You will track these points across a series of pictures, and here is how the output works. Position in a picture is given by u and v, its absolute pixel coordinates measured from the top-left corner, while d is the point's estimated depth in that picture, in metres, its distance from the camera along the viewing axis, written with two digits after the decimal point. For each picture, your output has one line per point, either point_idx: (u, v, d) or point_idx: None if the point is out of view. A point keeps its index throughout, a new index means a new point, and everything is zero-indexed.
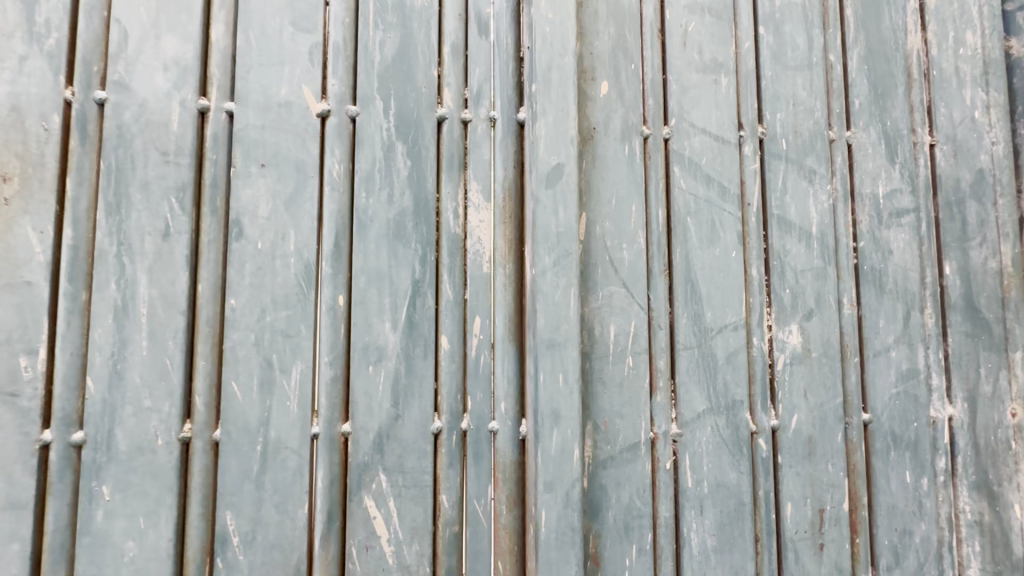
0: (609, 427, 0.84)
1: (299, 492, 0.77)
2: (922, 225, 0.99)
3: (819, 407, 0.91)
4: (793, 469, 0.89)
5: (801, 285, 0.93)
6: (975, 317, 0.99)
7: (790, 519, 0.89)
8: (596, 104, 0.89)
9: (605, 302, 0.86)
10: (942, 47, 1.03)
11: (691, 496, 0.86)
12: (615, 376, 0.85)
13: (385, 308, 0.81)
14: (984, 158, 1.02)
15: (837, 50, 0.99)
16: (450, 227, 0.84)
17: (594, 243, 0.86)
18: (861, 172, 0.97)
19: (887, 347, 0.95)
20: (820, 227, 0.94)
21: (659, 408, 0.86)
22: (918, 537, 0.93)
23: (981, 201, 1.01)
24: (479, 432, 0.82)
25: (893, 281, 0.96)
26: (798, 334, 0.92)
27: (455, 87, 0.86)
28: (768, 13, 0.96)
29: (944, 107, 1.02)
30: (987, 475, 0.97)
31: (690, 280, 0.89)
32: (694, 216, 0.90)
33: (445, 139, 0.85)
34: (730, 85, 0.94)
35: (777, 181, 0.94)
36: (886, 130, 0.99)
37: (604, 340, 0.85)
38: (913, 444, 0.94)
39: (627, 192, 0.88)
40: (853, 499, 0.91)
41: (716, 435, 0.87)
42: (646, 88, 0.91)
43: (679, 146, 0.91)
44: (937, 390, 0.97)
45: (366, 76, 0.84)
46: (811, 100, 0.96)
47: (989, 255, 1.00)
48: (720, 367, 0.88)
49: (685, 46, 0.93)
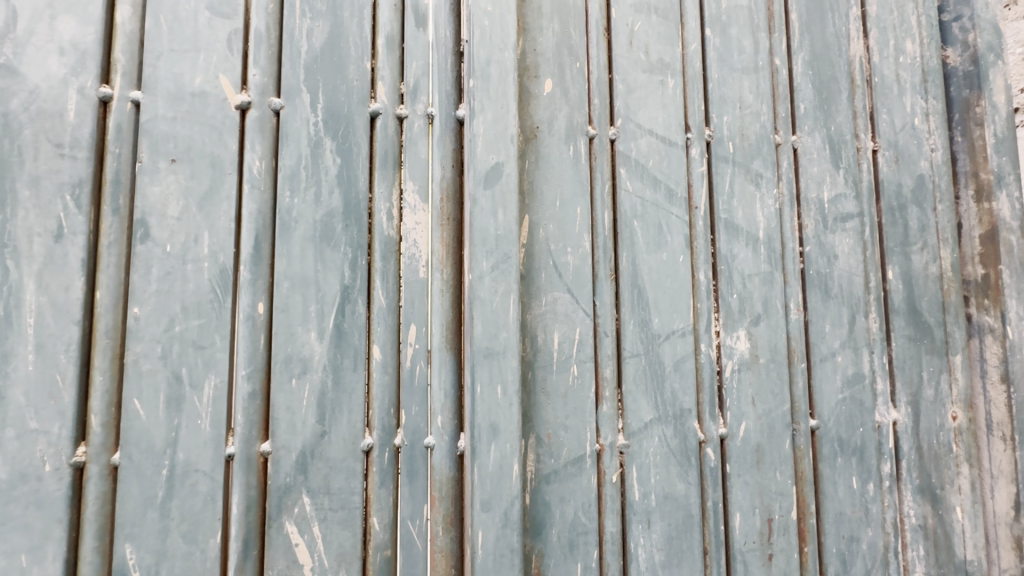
0: (553, 439, 0.80)
1: (211, 520, 0.70)
2: (866, 230, 0.99)
3: (767, 414, 0.90)
4: (741, 478, 0.87)
5: (748, 290, 0.91)
6: (918, 321, 1.00)
7: (739, 530, 0.86)
8: (540, 102, 0.86)
9: (548, 308, 0.82)
10: (884, 54, 1.04)
11: (638, 509, 0.83)
12: (560, 386, 0.81)
13: (311, 316, 0.75)
14: (924, 164, 1.04)
15: (783, 54, 0.98)
16: (384, 229, 0.79)
17: (538, 247, 0.83)
18: (806, 177, 0.97)
19: (833, 352, 0.94)
20: (766, 231, 0.93)
21: (605, 419, 0.83)
22: (866, 543, 0.92)
23: (921, 206, 1.03)
24: (414, 448, 0.76)
25: (839, 286, 0.96)
26: (745, 340, 0.90)
27: (389, 81, 0.81)
28: (714, 15, 0.95)
29: (886, 113, 1.03)
30: (930, 479, 0.97)
31: (637, 285, 0.86)
32: (640, 219, 0.88)
33: (379, 136, 0.80)
34: (677, 87, 0.92)
35: (724, 185, 0.92)
36: (831, 135, 0.99)
37: (548, 348, 0.81)
38: (859, 449, 0.94)
39: (572, 194, 0.85)
40: (801, 507, 0.90)
41: (663, 445, 0.85)
42: (592, 87, 0.89)
43: (626, 148, 0.89)
44: (882, 395, 0.97)
45: (292, 67, 0.78)
46: (757, 104, 0.96)
47: (929, 260, 1.02)
48: (668, 374, 0.86)
49: (631, 45, 0.91)
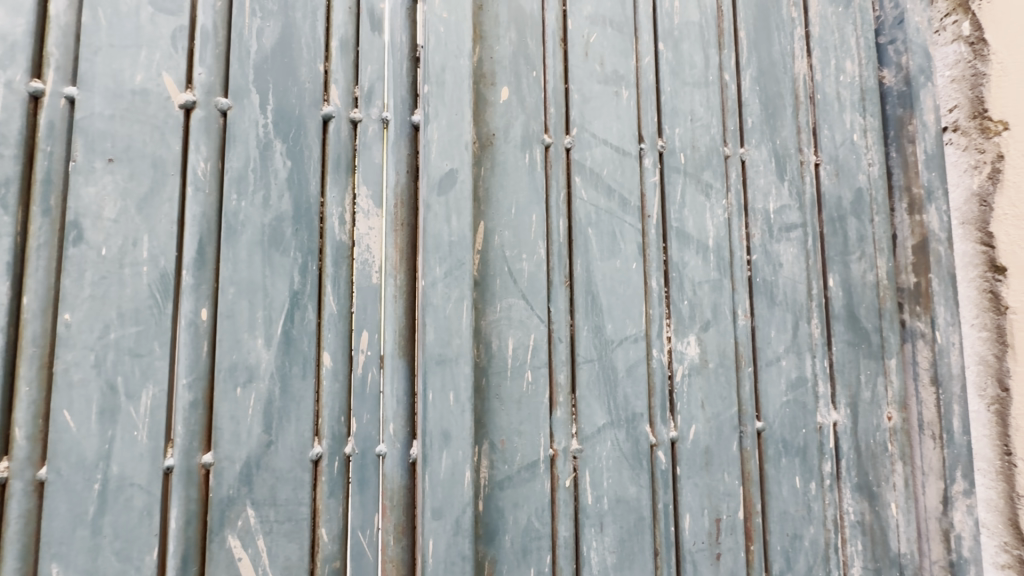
0: (507, 445, 0.80)
1: (147, 536, 0.67)
2: (808, 240, 1.04)
3: (716, 417, 0.92)
4: (690, 480, 0.90)
5: (698, 297, 0.94)
6: (856, 327, 1.05)
7: (689, 531, 0.89)
8: (496, 110, 0.86)
9: (503, 314, 0.83)
10: (826, 73, 1.10)
11: (591, 513, 0.84)
12: (514, 392, 0.81)
13: (257, 323, 0.73)
14: (862, 178, 1.10)
15: (731, 70, 1.02)
16: (336, 234, 0.78)
17: (493, 254, 0.83)
18: (753, 188, 1.01)
19: (778, 356, 0.98)
20: (716, 240, 0.96)
21: (559, 424, 0.84)
22: (808, 540, 0.96)
23: (860, 217, 1.08)
24: (365, 456, 0.75)
25: (784, 293, 1.00)
26: (695, 345, 0.93)
27: (343, 84, 0.80)
28: (667, 29, 0.99)
29: (828, 129, 1.08)
30: (868, 477, 1.02)
31: (591, 292, 0.88)
32: (595, 227, 0.89)
33: (331, 139, 0.79)
34: (631, 98, 0.94)
35: (676, 194, 0.95)
36: (776, 149, 1.04)
37: (502, 354, 0.82)
38: (802, 450, 0.98)
39: (528, 201, 0.86)
40: (748, 507, 0.93)
41: (616, 449, 0.86)
42: (548, 96, 0.90)
43: (581, 156, 0.90)
44: (823, 397, 1.01)
45: (240, 67, 0.76)
46: (707, 117, 0.99)
47: (866, 268, 1.07)
48: (621, 379, 0.87)
49: (586, 56, 0.93)
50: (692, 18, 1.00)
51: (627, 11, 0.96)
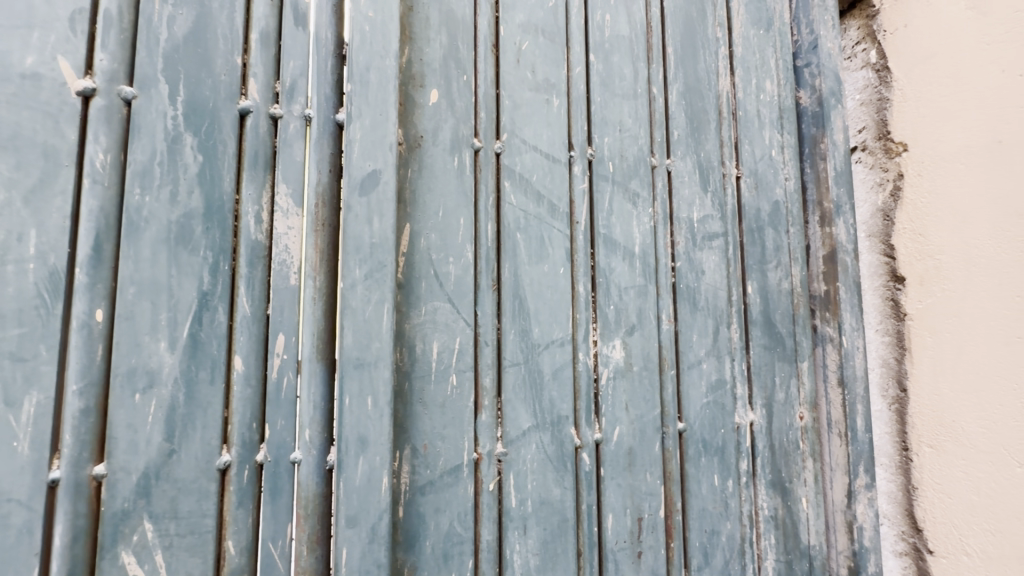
0: (429, 450, 0.80)
1: (25, 557, 0.61)
2: (729, 248, 1.09)
3: (639, 419, 0.95)
4: (614, 480, 0.92)
5: (624, 302, 0.97)
6: (772, 331, 1.11)
7: (611, 530, 0.91)
8: (424, 112, 0.86)
9: (427, 317, 0.82)
10: (747, 91, 1.16)
11: (514, 516, 0.84)
12: (437, 396, 0.81)
13: (161, 325, 0.69)
14: (779, 192, 1.17)
15: (659, 84, 1.06)
16: (251, 233, 0.75)
17: (418, 256, 0.83)
18: (678, 198, 1.05)
19: (699, 360, 1.02)
20: (642, 247, 1.00)
21: (483, 428, 0.84)
22: (724, 536, 1.01)
23: (776, 228, 1.15)
24: (278, 464, 0.72)
25: (705, 299, 1.05)
26: (620, 349, 0.95)
27: (263, 78, 0.78)
28: (598, 41, 1.01)
29: (748, 144, 1.15)
30: (781, 474, 1.08)
31: (518, 296, 0.88)
32: (523, 232, 0.90)
33: (249, 135, 0.76)
34: (562, 106, 0.96)
35: (604, 202, 0.98)
36: (700, 161, 1.08)
37: (426, 358, 0.81)
38: (720, 449, 1.02)
39: (455, 204, 0.86)
40: (668, 505, 0.96)
41: (540, 452, 0.87)
42: (478, 101, 0.90)
43: (511, 162, 0.91)
44: (741, 398, 1.06)
45: (148, 55, 0.72)
46: (635, 128, 1.03)
47: (782, 277, 1.14)
48: (546, 382, 0.89)
49: (518, 63, 0.94)
50: (622, 32, 1.04)
51: (559, 22, 0.98)
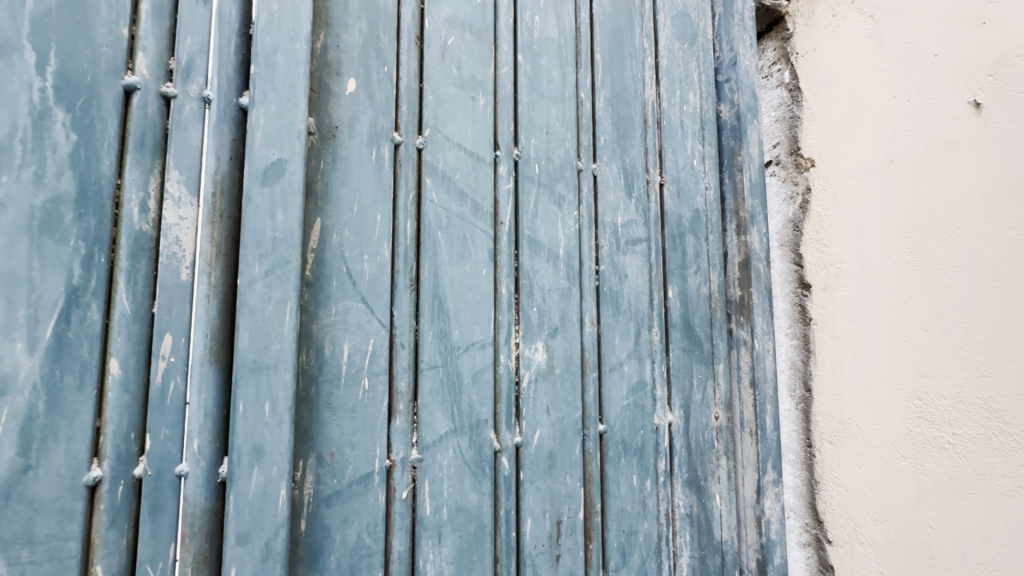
0: (336, 458, 0.75)
1: None
2: (651, 253, 1.11)
3: (560, 422, 0.95)
4: (533, 484, 0.91)
5: (547, 304, 0.96)
6: (690, 334, 1.15)
7: (529, 535, 0.90)
8: (340, 102, 0.82)
9: (338, 318, 0.78)
10: (671, 101, 1.20)
11: (429, 525, 0.81)
12: (347, 401, 0.77)
13: (17, 324, 0.61)
14: (699, 200, 1.21)
15: (587, 89, 1.08)
16: (135, 222, 0.67)
17: (329, 253, 0.78)
18: (604, 202, 1.07)
19: (621, 362, 1.04)
20: (566, 250, 1.00)
21: (397, 433, 0.80)
22: (642, 535, 1.02)
23: (696, 235, 1.19)
24: (160, 478, 0.65)
25: (627, 302, 1.07)
26: (542, 351, 0.95)
27: (154, 53, 0.70)
28: (527, 42, 1.01)
29: (672, 153, 1.18)
30: (696, 472, 1.12)
31: (438, 296, 0.86)
32: (445, 231, 0.88)
33: (135, 114, 0.69)
34: (488, 105, 0.95)
35: (529, 203, 0.97)
36: (625, 167, 1.11)
37: (335, 360, 0.77)
38: (639, 450, 1.04)
39: (372, 200, 0.82)
40: (588, 507, 0.97)
41: (458, 457, 0.85)
42: (400, 94, 0.87)
43: (433, 158, 0.88)
44: (660, 399, 1.09)
45: (11, 16, 0.63)
46: (562, 131, 1.03)
47: (700, 282, 1.18)
48: (465, 386, 0.86)
49: (443, 58, 0.91)
50: (551, 35, 1.04)
51: (487, 19, 0.97)
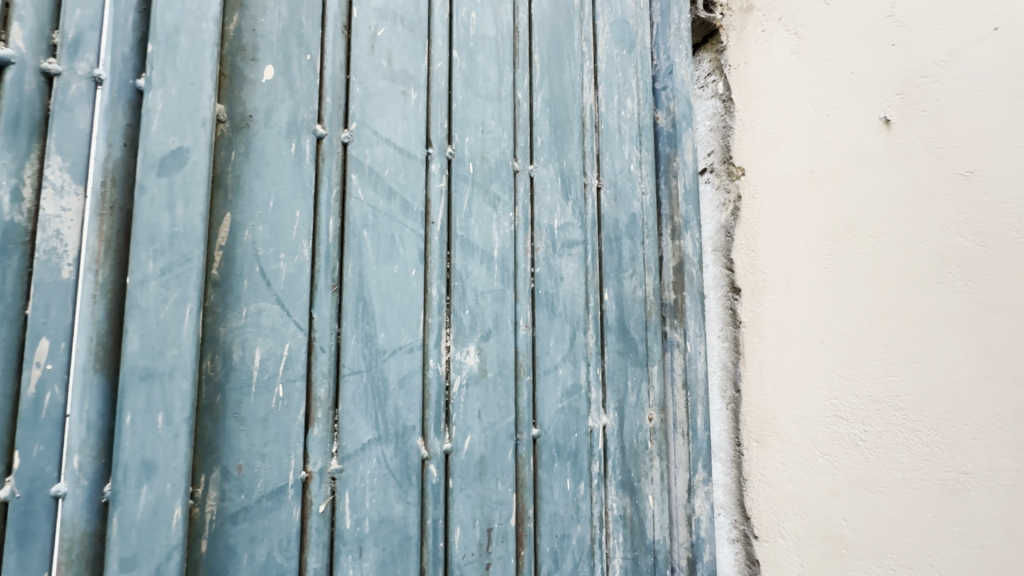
0: (244, 472, 0.70)
1: None
2: (587, 256, 1.12)
3: (491, 426, 0.93)
4: (463, 492, 0.89)
5: (480, 306, 0.94)
6: (626, 337, 1.16)
7: (458, 544, 0.87)
8: (256, 89, 0.76)
9: (249, 320, 0.72)
10: (609, 106, 1.21)
11: (349, 539, 0.77)
12: (258, 410, 0.72)
13: None
14: (636, 205, 1.23)
15: (524, 89, 1.07)
16: (5, 212, 0.60)
17: (240, 251, 0.73)
18: (540, 204, 1.06)
19: (556, 365, 1.03)
20: (500, 251, 0.98)
21: (315, 443, 0.76)
22: (575, 539, 1.02)
23: (632, 239, 1.21)
24: (31, 500, 0.58)
25: (563, 305, 1.06)
26: (474, 355, 0.93)
27: (34, 24, 0.63)
28: (462, 38, 0.99)
29: (609, 157, 1.19)
30: (630, 474, 1.13)
31: (362, 297, 0.82)
32: (371, 230, 0.84)
33: (8, 91, 0.61)
34: (420, 100, 0.92)
35: (462, 203, 0.95)
36: (563, 169, 1.10)
37: (244, 366, 0.72)
38: (573, 454, 1.04)
39: (290, 195, 0.77)
40: (519, 513, 0.95)
41: (381, 466, 0.81)
42: (324, 84, 0.82)
43: (359, 153, 0.84)
44: (595, 402, 1.09)
45: None
46: (498, 130, 1.01)
47: (636, 285, 1.20)
48: (391, 392, 0.83)
49: (372, 49, 0.88)
50: (488, 33, 1.02)
51: (421, 12, 0.94)
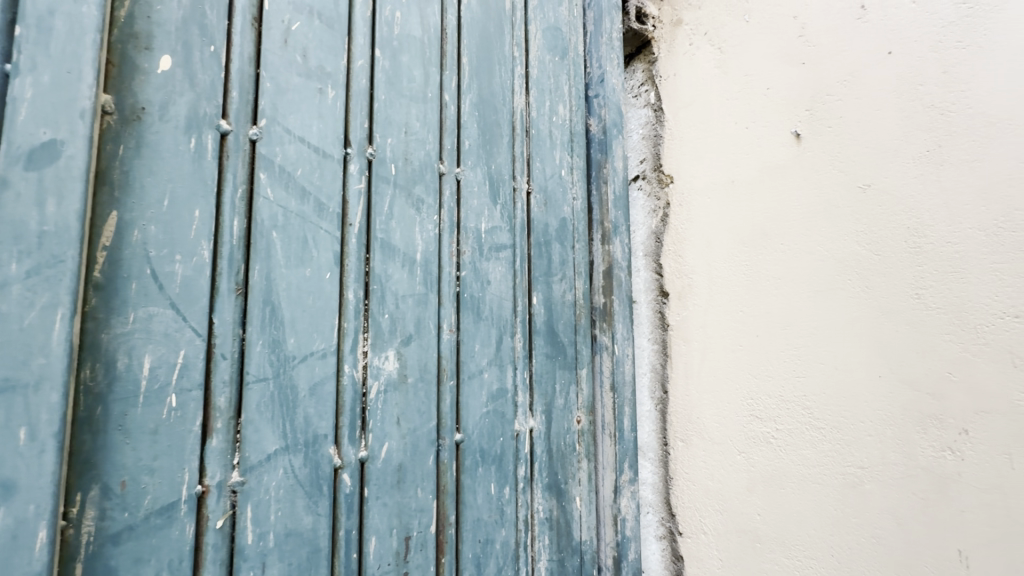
0: (129, 488, 0.66)
1: None
2: (516, 260, 1.12)
3: (411, 433, 0.91)
4: (379, 500, 0.86)
5: (400, 310, 0.93)
6: (554, 341, 1.17)
7: (373, 555, 0.85)
8: (150, 80, 0.72)
9: (137, 326, 0.68)
10: (540, 111, 1.22)
11: (250, 555, 0.73)
12: (147, 422, 0.67)
13: None
14: (567, 210, 1.24)
15: (452, 91, 1.06)
16: None
17: (128, 252, 0.69)
18: (466, 208, 1.05)
19: (480, 369, 1.03)
20: (423, 254, 0.97)
21: (213, 455, 0.72)
22: (498, 544, 1.02)
23: (562, 243, 1.22)
24: None
25: (489, 309, 1.06)
26: (394, 360, 0.91)
27: None
28: (386, 37, 0.97)
29: (539, 162, 1.20)
30: (557, 476, 1.14)
31: (270, 302, 0.78)
32: (281, 231, 0.81)
33: None
34: (338, 99, 0.89)
35: (383, 205, 0.92)
36: (491, 173, 1.10)
37: (130, 375, 0.67)
38: (498, 458, 1.03)
39: (188, 193, 0.73)
40: (440, 520, 0.94)
41: (289, 477, 0.78)
42: (230, 78, 0.79)
43: (269, 151, 0.81)
44: (522, 406, 1.09)
45: None
46: (423, 132, 1.00)
47: (566, 289, 1.21)
48: (301, 400, 0.80)
49: (286, 44, 0.84)
50: (413, 33, 1.01)
51: (340, 8, 0.92)
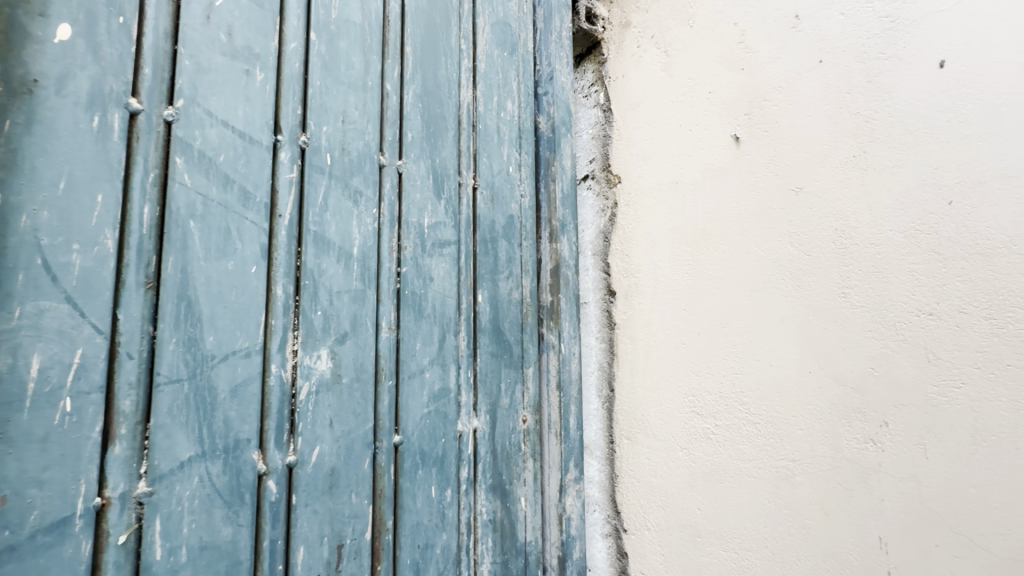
0: (11, 504, 0.59)
1: None
2: (460, 257, 1.10)
3: (345, 436, 0.87)
4: (309, 507, 0.82)
5: (335, 307, 0.88)
6: (499, 339, 1.15)
7: (301, 565, 0.80)
8: (44, 50, 0.65)
9: (24, 323, 0.62)
10: (487, 106, 1.20)
11: (158, 572, 0.67)
12: (34, 429, 0.61)
13: None
14: (514, 207, 1.23)
15: (393, 81, 1.02)
16: None
17: (15, 240, 0.62)
18: (408, 201, 1.02)
19: (421, 369, 1.00)
20: (361, 249, 0.93)
21: (116, 464, 0.66)
22: (439, 548, 0.99)
23: (509, 240, 1.20)
24: None
25: (431, 306, 1.03)
26: (327, 359, 0.86)
27: None
28: (322, 20, 0.92)
29: (486, 157, 1.18)
30: (501, 476, 1.12)
31: (186, 296, 0.73)
32: (200, 221, 0.75)
33: None
34: (267, 82, 0.84)
35: (317, 196, 0.88)
36: (434, 167, 1.07)
37: (15, 377, 0.61)
38: (439, 460, 1.00)
39: (90, 176, 0.67)
40: (376, 525, 0.90)
41: (205, 486, 0.72)
42: (142, 53, 0.72)
43: (186, 134, 0.75)
44: (465, 406, 1.07)
45: None
46: (361, 121, 0.96)
47: (512, 287, 1.20)
48: (220, 402, 0.74)
49: (208, 20, 0.79)
50: (353, 18, 0.97)
51: None
